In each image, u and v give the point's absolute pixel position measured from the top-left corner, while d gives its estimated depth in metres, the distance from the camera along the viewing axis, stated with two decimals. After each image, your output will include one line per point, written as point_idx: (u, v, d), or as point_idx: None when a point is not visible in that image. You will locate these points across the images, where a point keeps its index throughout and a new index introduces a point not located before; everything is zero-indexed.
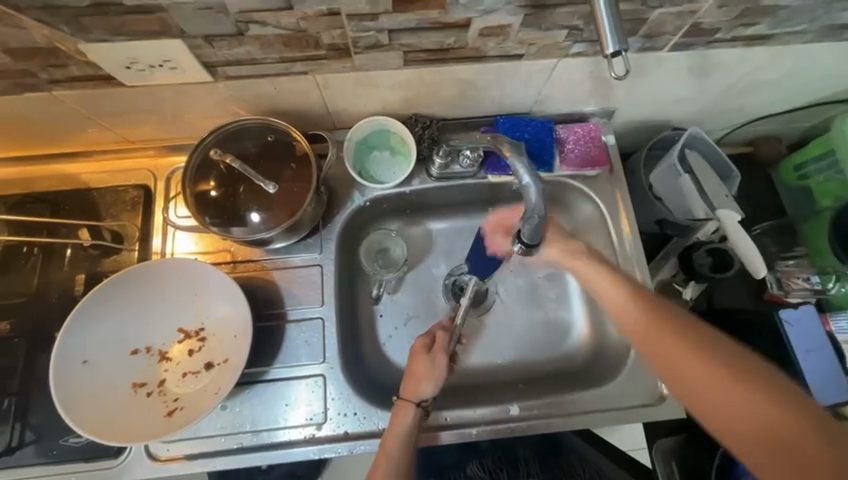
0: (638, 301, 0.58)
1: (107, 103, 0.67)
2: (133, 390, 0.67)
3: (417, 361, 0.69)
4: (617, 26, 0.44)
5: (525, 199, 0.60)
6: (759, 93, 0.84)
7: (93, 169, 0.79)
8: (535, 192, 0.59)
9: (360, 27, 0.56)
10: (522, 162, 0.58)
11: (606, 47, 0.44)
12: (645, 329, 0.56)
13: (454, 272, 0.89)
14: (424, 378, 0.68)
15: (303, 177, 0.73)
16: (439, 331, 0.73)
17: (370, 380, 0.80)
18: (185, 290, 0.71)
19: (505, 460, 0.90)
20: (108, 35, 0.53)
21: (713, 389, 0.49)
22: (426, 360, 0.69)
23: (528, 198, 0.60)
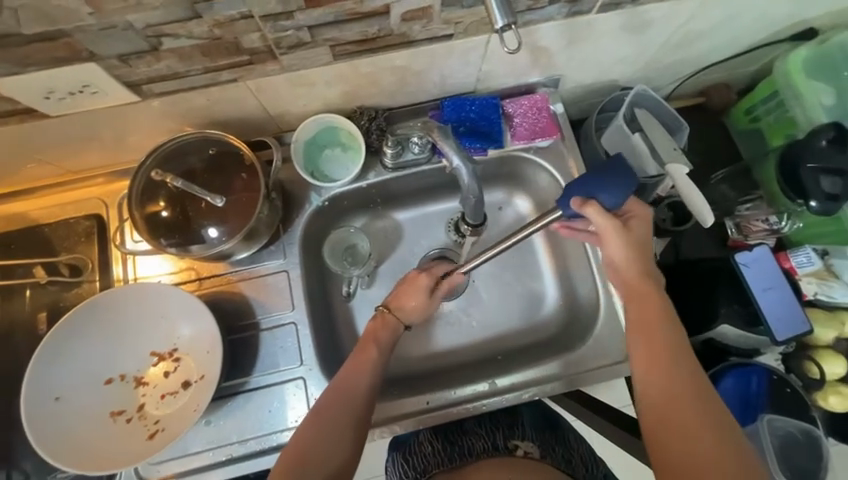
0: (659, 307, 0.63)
1: (39, 137, 0.66)
2: (112, 417, 0.67)
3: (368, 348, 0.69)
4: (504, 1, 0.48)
5: (459, 181, 0.67)
6: (698, 44, 0.85)
7: (40, 206, 0.78)
8: (467, 173, 0.65)
9: (278, 27, 0.55)
10: (451, 147, 0.64)
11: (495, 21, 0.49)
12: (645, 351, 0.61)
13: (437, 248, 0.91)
14: (363, 367, 0.66)
15: (253, 186, 0.72)
16: (372, 322, 0.73)
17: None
18: (152, 314, 0.71)
19: (505, 421, 0.83)
20: (17, 67, 0.51)
21: (653, 370, 0.59)
22: (380, 336, 0.70)
23: (462, 180, 0.66)
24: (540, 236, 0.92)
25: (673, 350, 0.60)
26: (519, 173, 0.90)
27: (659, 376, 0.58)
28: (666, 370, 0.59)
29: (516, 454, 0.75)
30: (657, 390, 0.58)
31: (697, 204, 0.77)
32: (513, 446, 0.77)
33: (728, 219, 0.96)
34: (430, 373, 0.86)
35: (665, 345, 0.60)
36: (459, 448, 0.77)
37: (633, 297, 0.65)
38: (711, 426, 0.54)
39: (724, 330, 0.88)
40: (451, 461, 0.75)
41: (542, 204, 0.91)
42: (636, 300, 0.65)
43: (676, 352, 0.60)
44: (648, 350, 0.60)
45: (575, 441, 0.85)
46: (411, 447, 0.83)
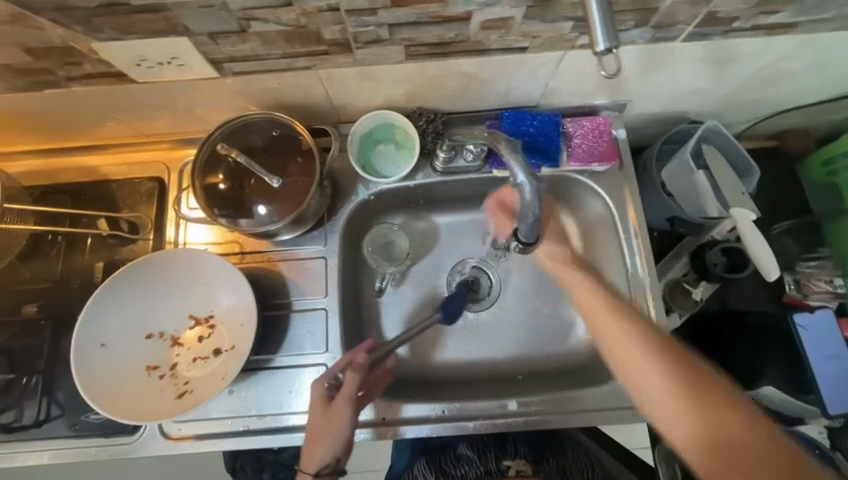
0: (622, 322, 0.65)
1: (123, 100, 0.70)
2: (147, 371, 0.71)
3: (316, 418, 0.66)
4: (609, 25, 0.46)
5: (521, 196, 0.63)
6: (782, 84, 0.80)
7: (111, 163, 0.83)
8: (530, 191, 0.62)
9: (360, 22, 0.56)
10: (519, 161, 0.61)
11: (597, 44, 0.46)
12: (647, 381, 0.61)
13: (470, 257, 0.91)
14: (321, 441, 0.65)
15: (308, 172, 0.74)
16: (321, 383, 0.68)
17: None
18: (196, 280, 0.74)
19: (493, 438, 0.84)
20: (118, 34, 0.55)
21: (658, 393, 0.60)
22: (350, 386, 0.66)
23: (524, 194, 0.63)
24: None
25: (683, 384, 0.59)
26: (567, 193, 0.86)
27: (670, 404, 0.58)
28: (670, 400, 0.59)
29: (507, 474, 0.73)
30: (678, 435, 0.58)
31: (763, 256, 0.76)
32: (505, 467, 0.75)
33: (787, 273, 0.91)
34: (446, 381, 0.85)
35: (664, 367, 0.60)
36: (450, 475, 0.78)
37: (598, 312, 0.67)
38: (727, 420, 0.56)
39: (765, 392, 0.81)
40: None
41: (588, 230, 0.88)
42: (589, 311, 0.68)
43: (686, 388, 0.58)
44: (627, 350, 0.63)
45: (571, 450, 0.83)
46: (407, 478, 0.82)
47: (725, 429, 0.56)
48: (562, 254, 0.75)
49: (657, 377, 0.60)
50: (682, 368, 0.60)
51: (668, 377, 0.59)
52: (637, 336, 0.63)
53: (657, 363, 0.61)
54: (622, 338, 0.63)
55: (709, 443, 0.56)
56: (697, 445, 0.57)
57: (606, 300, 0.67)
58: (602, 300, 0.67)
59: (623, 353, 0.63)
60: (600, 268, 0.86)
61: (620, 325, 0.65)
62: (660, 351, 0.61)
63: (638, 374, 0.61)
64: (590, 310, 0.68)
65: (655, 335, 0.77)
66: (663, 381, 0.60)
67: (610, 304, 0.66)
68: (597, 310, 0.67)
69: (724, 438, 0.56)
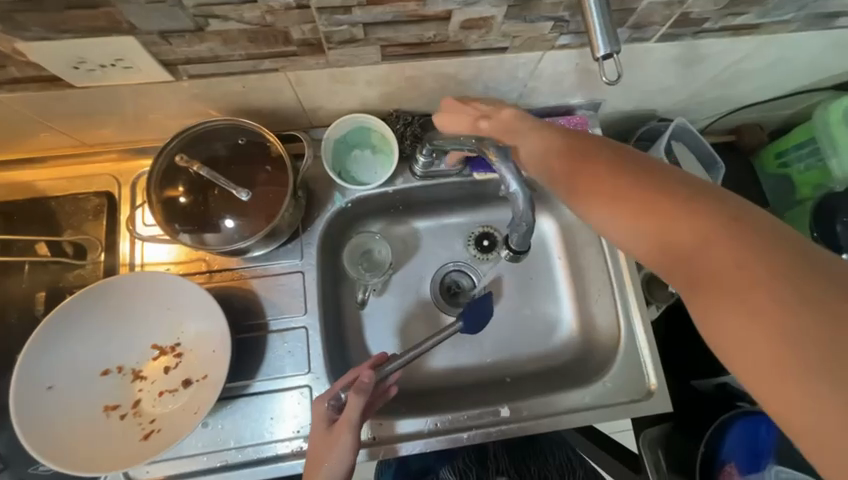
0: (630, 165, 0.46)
1: (59, 106, 0.62)
2: (105, 412, 0.63)
3: (319, 441, 0.60)
4: (609, 30, 0.46)
5: (514, 206, 0.63)
6: (743, 82, 0.84)
7: (49, 177, 0.73)
8: (523, 200, 0.61)
9: (332, 21, 0.52)
10: (510, 170, 0.59)
11: (597, 50, 0.46)
12: (677, 240, 0.42)
13: (454, 261, 0.89)
14: (323, 467, 0.57)
15: (279, 181, 0.69)
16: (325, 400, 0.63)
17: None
18: (157, 305, 0.66)
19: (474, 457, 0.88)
20: (49, 32, 0.47)
21: (715, 306, 0.38)
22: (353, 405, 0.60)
23: (516, 204, 0.62)
24: (562, 261, 0.90)
25: (722, 239, 0.39)
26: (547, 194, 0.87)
27: (684, 270, 0.41)
28: (710, 256, 0.40)
29: None
30: (725, 315, 0.37)
31: None
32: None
33: None
34: (435, 391, 0.83)
35: (697, 234, 0.41)
36: None
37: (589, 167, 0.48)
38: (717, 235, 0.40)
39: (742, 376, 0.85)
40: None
41: (569, 230, 0.89)
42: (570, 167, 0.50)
43: (718, 227, 0.40)
44: (586, 181, 0.48)
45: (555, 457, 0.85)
46: None
47: (702, 244, 0.40)
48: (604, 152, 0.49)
49: (670, 212, 0.42)
50: (662, 191, 0.44)
51: (642, 193, 0.44)
52: (695, 212, 0.41)
53: (680, 207, 0.42)
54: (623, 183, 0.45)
55: (667, 251, 0.43)
56: (665, 261, 0.43)
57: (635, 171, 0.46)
58: (572, 148, 0.52)
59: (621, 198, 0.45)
60: (582, 267, 0.87)
61: (662, 203, 0.43)
62: (692, 207, 0.42)
63: (598, 207, 0.47)
64: (603, 210, 0.46)
65: (638, 330, 0.79)
66: (628, 196, 0.45)
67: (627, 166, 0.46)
68: (610, 203, 0.46)
69: (695, 262, 0.40)
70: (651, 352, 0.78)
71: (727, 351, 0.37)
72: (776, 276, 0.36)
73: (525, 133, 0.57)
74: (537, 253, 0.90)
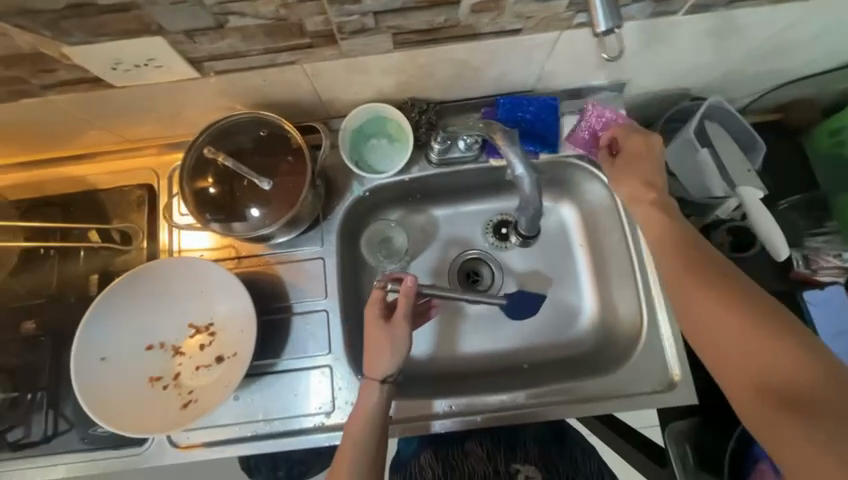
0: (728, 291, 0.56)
1: (103, 105, 0.67)
2: (150, 383, 0.70)
3: (375, 335, 0.68)
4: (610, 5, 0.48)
5: (519, 188, 0.67)
6: (789, 54, 0.77)
7: (98, 171, 0.81)
8: (528, 182, 0.65)
9: (343, 12, 0.53)
10: (514, 152, 0.63)
11: (598, 25, 0.49)
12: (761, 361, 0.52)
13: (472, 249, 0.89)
14: (385, 353, 0.67)
15: (299, 171, 0.72)
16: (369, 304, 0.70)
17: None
18: (193, 287, 0.72)
19: (503, 440, 0.83)
20: (90, 37, 0.52)
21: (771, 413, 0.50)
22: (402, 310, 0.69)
23: (522, 187, 0.66)
24: (584, 250, 0.87)
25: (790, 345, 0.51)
26: (568, 180, 0.85)
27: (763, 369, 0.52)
28: (789, 369, 0.50)
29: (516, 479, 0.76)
30: (783, 432, 0.49)
31: (767, 232, 0.73)
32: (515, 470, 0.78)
33: (794, 250, 0.88)
34: (453, 376, 0.84)
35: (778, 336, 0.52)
36: (459, 473, 0.78)
37: (691, 273, 0.59)
38: (802, 365, 0.50)
39: None
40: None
41: (590, 216, 0.86)
42: (673, 274, 0.60)
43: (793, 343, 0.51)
44: (700, 306, 0.57)
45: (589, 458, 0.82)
46: (410, 469, 0.82)
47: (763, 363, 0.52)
48: (658, 219, 0.65)
49: (760, 336, 0.52)
50: (785, 333, 0.52)
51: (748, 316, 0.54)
52: (772, 326, 0.53)
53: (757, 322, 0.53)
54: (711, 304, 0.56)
55: (713, 348, 0.55)
56: (719, 368, 0.55)
57: (721, 293, 0.56)
58: (668, 232, 0.64)
59: (705, 309, 0.56)
60: (604, 255, 0.85)
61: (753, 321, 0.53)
62: (772, 325, 0.52)
63: (702, 322, 0.56)
64: (679, 295, 0.59)
65: (661, 320, 0.77)
66: (738, 315, 0.54)
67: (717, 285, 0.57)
68: (686, 294, 0.58)
69: (726, 365, 0.54)
70: (676, 344, 0.75)
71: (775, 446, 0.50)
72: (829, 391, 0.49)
73: (666, 250, 0.63)
74: (557, 240, 0.88)
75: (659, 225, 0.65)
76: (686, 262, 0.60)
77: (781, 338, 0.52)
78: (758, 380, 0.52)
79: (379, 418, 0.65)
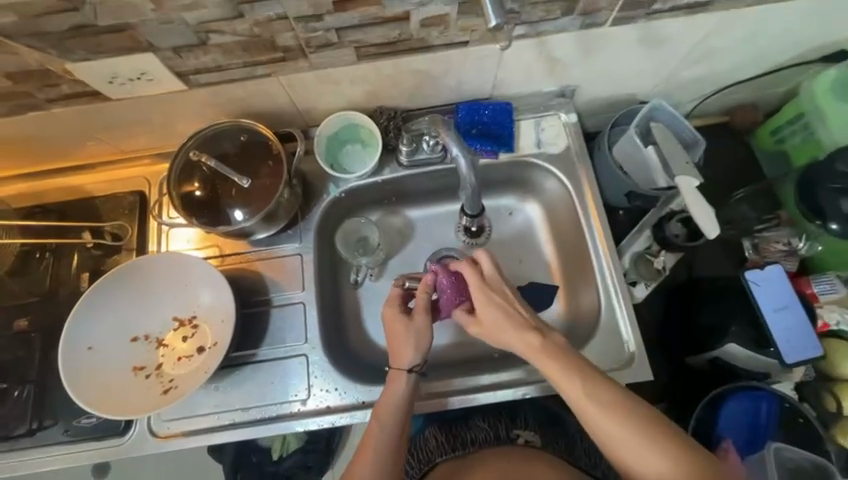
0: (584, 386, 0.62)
1: (100, 118, 0.75)
2: (133, 372, 0.74)
3: (400, 332, 0.71)
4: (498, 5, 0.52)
5: (458, 170, 0.73)
6: (717, 60, 0.86)
7: (95, 180, 0.88)
8: (465, 164, 0.72)
9: (309, 28, 0.62)
10: (453, 140, 0.70)
11: (490, 21, 0.52)
12: (638, 452, 0.59)
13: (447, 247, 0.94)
14: (410, 346, 0.70)
15: (277, 173, 0.79)
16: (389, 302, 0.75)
17: (367, 365, 0.86)
18: (178, 282, 0.77)
19: (505, 413, 0.85)
20: (90, 54, 0.60)
21: None
22: (424, 301, 0.73)
23: (460, 169, 0.73)
24: (547, 242, 0.93)
25: (655, 434, 0.59)
26: (529, 178, 0.92)
27: (661, 455, 0.58)
28: (677, 452, 0.58)
29: (516, 443, 0.79)
30: None
31: (702, 216, 0.77)
32: (515, 435, 0.80)
33: (746, 238, 0.95)
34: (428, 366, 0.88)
35: (633, 428, 0.60)
36: (460, 439, 0.80)
37: (556, 372, 0.64)
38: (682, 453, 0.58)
39: (732, 350, 0.84)
40: (453, 449, 0.79)
41: (551, 212, 0.93)
42: (541, 368, 0.65)
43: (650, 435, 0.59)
44: (593, 400, 0.62)
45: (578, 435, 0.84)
46: (415, 443, 0.85)
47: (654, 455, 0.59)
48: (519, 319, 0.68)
49: (621, 430, 0.60)
50: (657, 432, 0.59)
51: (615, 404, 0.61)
52: (625, 420, 0.60)
53: (602, 412, 0.61)
54: (591, 406, 0.61)
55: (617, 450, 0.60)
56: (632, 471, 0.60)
57: (591, 394, 0.62)
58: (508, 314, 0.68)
59: (596, 418, 0.61)
60: (565, 246, 0.91)
61: (621, 422, 0.60)
62: (625, 416, 0.60)
63: (611, 435, 0.61)
64: (573, 399, 0.63)
65: (618, 302, 0.81)
66: (611, 410, 0.61)
67: (598, 395, 0.62)
68: (576, 395, 0.62)
69: (634, 467, 0.59)
70: (632, 325, 0.79)
71: None
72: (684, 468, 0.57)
73: (551, 362, 0.65)
74: (522, 234, 0.94)
75: (503, 322, 0.68)
76: (526, 344, 0.66)
77: (633, 420, 0.60)
78: (649, 464, 0.58)
79: (413, 393, 0.70)
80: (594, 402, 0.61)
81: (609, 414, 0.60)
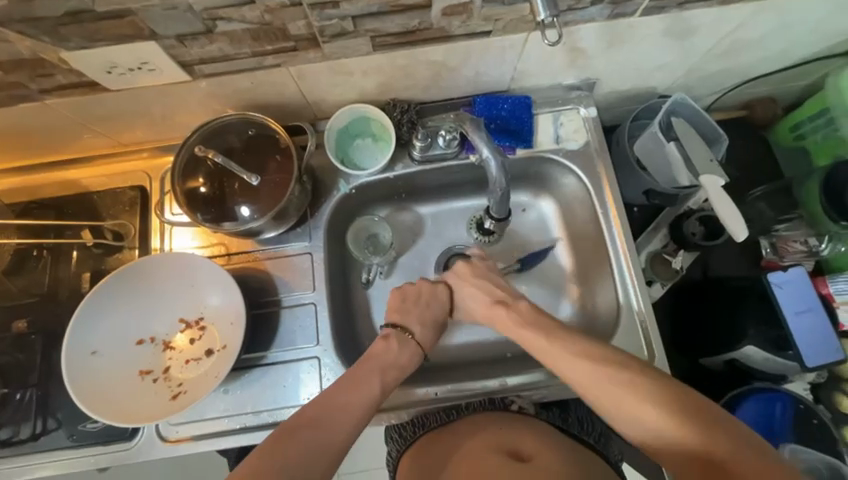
0: (534, 327, 0.69)
1: (97, 109, 0.71)
2: (140, 376, 0.72)
3: (420, 307, 0.77)
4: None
5: (487, 172, 0.73)
6: (744, 53, 0.83)
7: (91, 175, 0.83)
8: (495, 165, 0.71)
9: (324, 16, 0.58)
10: (482, 139, 0.71)
11: (538, 13, 0.51)
12: (595, 387, 0.61)
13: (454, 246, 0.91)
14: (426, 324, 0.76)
15: (287, 168, 0.75)
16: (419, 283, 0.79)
17: None
18: (183, 283, 0.74)
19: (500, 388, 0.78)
20: (87, 42, 0.56)
21: (640, 415, 0.58)
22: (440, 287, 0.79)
23: (490, 171, 0.73)
24: (562, 240, 0.91)
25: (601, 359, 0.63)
26: (546, 174, 0.89)
27: (609, 382, 0.61)
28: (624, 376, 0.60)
29: (510, 409, 0.75)
30: (648, 430, 0.57)
31: (730, 217, 0.75)
32: (509, 400, 0.76)
33: (763, 237, 0.94)
34: (440, 366, 0.86)
35: (584, 355, 0.64)
36: (455, 406, 0.77)
37: (517, 323, 0.71)
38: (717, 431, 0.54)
39: (749, 352, 0.83)
40: (447, 416, 0.75)
41: (567, 210, 0.90)
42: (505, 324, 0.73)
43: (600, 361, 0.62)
44: (620, 394, 0.60)
45: (571, 402, 0.82)
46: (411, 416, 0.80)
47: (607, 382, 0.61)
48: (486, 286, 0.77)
49: (573, 359, 0.64)
50: (681, 408, 0.56)
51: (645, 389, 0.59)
52: (572, 348, 0.65)
53: (558, 342, 0.66)
54: (545, 344, 0.67)
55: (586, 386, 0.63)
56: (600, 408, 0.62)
57: (543, 335, 0.68)
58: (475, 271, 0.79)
59: (551, 354, 0.66)
60: (580, 245, 0.88)
61: (570, 353, 0.65)
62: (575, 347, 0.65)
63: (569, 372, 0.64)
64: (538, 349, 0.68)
65: (638, 303, 0.79)
66: (638, 400, 0.58)
67: (547, 326, 0.69)
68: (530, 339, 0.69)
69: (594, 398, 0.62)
70: (652, 327, 0.78)
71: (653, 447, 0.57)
72: (637, 385, 0.59)
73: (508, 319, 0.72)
74: (536, 232, 0.92)
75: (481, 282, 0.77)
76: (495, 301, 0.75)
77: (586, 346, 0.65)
78: (608, 394, 0.60)
79: (387, 374, 0.68)
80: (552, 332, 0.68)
81: (560, 347, 0.65)
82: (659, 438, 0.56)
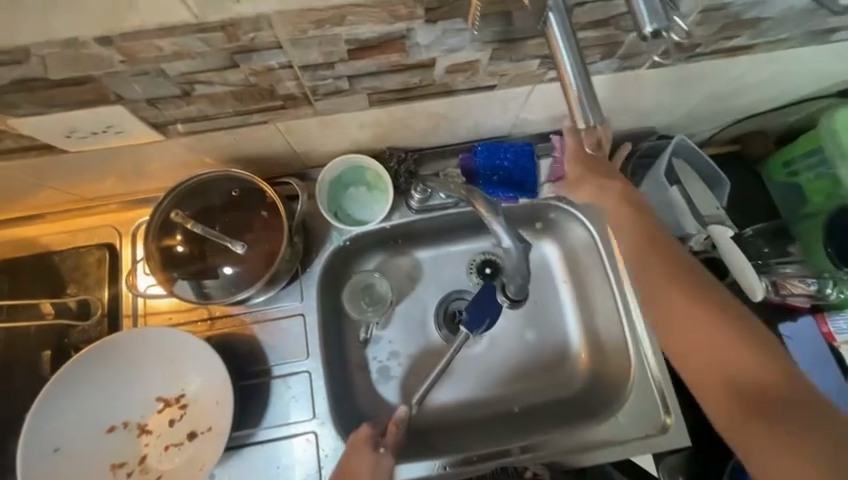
0: (659, 243, 0.67)
1: (56, 168, 0.63)
2: (112, 470, 0.64)
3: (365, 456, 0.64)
4: (590, 99, 0.44)
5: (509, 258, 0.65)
6: (742, 96, 0.82)
7: (52, 232, 0.75)
8: (518, 251, 0.64)
9: (317, 77, 0.52)
10: (502, 225, 0.63)
11: (582, 119, 0.44)
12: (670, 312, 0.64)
13: (450, 299, 0.85)
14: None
15: (275, 227, 0.69)
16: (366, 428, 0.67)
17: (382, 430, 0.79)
18: (158, 358, 0.66)
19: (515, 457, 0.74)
20: (40, 108, 0.49)
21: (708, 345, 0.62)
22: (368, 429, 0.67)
23: (511, 257, 0.65)
24: (567, 288, 0.86)
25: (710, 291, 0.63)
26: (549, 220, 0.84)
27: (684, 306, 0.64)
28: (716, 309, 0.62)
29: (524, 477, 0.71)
30: (696, 363, 0.62)
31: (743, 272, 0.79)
32: (523, 468, 0.73)
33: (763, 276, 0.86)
34: (446, 426, 0.81)
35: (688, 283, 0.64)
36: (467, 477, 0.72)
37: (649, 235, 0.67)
38: (772, 361, 0.59)
39: None
40: None
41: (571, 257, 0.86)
42: (642, 245, 0.68)
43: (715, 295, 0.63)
44: (721, 336, 0.61)
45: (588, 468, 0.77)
46: None
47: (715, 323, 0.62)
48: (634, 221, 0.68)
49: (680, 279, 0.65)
50: (760, 345, 0.60)
51: (722, 313, 0.62)
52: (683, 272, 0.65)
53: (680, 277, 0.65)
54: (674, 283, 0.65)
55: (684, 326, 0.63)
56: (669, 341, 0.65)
57: (662, 250, 0.66)
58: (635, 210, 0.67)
59: (659, 262, 0.66)
60: (588, 295, 0.84)
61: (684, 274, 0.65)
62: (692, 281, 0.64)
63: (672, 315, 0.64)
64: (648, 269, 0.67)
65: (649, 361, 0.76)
66: (728, 335, 0.61)
67: (667, 253, 0.66)
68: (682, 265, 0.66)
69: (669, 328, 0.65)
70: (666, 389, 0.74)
71: (696, 379, 0.62)
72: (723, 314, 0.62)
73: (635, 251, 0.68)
74: (538, 279, 0.86)
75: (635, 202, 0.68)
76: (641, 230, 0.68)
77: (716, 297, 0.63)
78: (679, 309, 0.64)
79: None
80: (684, 279, 0.65)
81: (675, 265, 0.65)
82: (729, 370, 0.60)
